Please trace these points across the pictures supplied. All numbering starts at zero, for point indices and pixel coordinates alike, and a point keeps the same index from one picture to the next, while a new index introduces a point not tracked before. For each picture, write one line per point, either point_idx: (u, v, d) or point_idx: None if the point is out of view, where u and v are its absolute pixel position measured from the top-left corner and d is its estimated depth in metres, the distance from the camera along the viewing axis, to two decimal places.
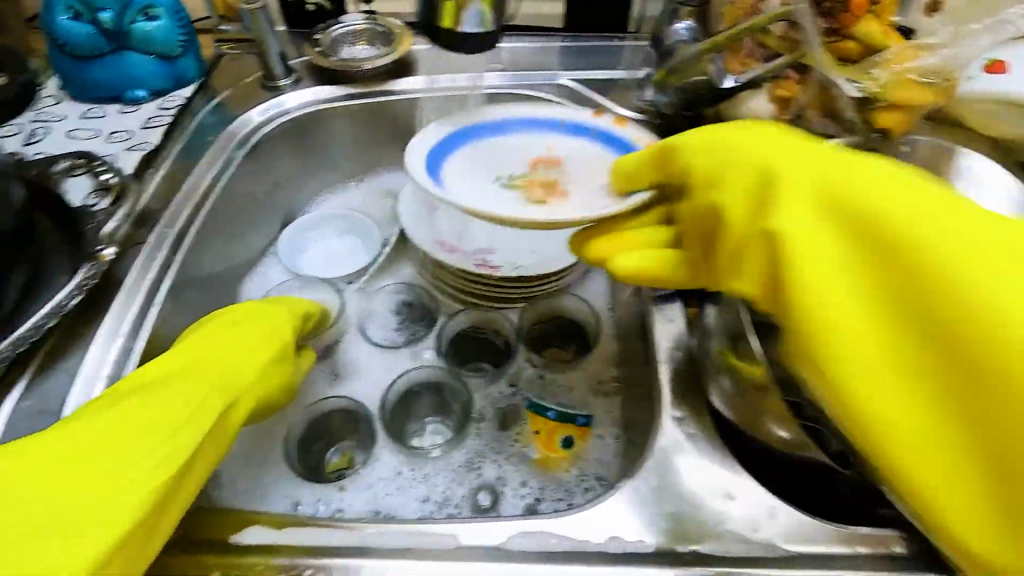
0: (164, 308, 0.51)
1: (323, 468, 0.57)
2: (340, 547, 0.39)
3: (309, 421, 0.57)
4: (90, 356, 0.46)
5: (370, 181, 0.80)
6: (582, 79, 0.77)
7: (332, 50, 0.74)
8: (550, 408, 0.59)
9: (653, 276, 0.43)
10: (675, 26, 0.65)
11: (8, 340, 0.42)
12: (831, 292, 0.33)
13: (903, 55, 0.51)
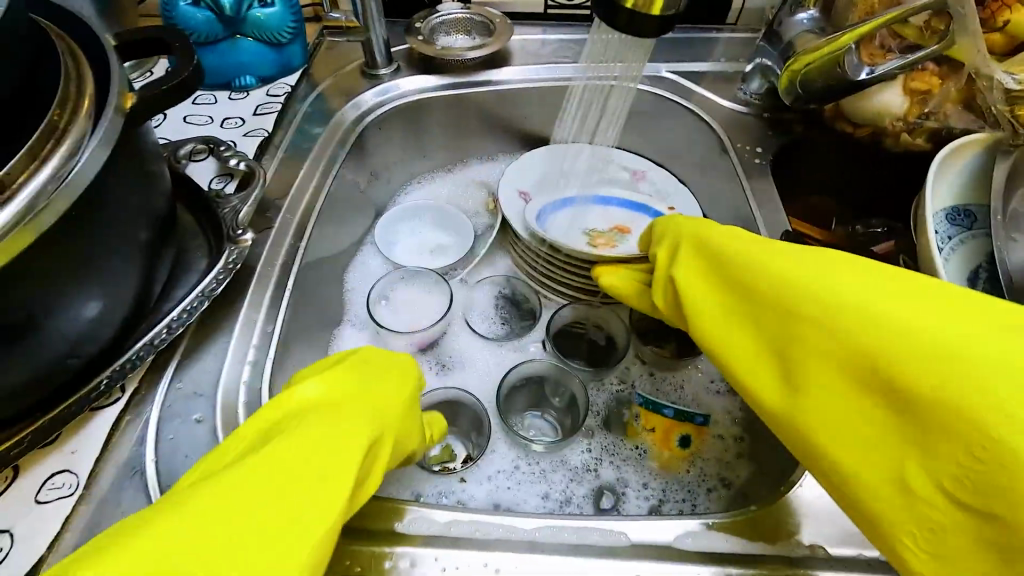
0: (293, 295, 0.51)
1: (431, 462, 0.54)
2: (508, 542, 0.38)
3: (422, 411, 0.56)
4: (234, 339, 0.46)
5: (460, 173, 0.79)
6: (682, 72, 0.76)
7: (431, 40, 0.74)
8: (666, 406, 0.57)
9: (625, 298, 0.53)
10: (798, 15, 0.63)
11: (164, 323, 0.42)
12: (721, 318, 0.44)
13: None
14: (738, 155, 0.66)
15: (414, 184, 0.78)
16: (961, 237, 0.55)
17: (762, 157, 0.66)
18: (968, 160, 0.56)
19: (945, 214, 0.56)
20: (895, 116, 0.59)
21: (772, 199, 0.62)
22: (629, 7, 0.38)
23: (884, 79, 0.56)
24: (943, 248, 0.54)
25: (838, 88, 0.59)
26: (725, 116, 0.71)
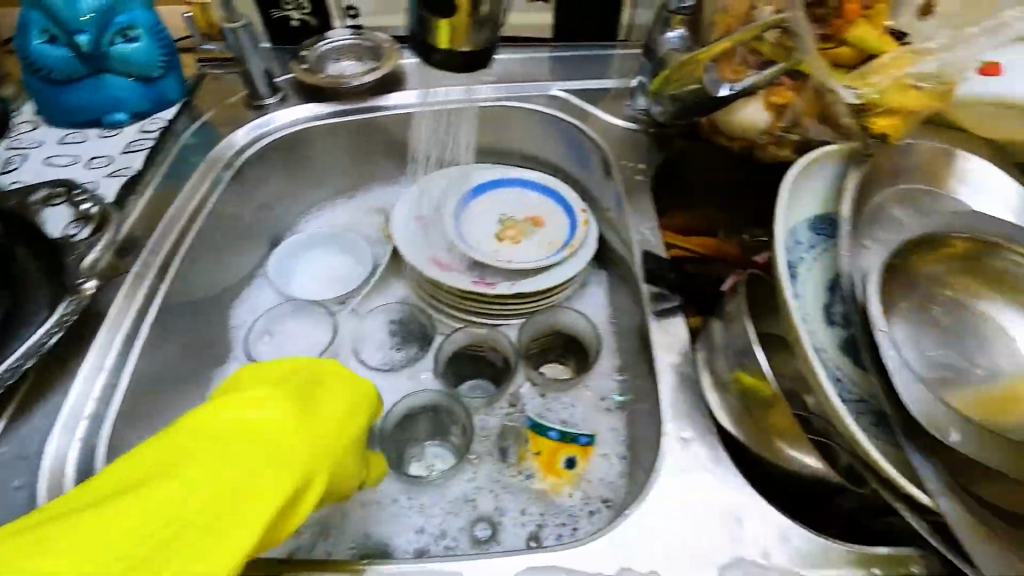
0: (147, 341, 0.50)
1: None
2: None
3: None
4: (74, 394, 0.45)
5: (360, 198, 0.78)
6: (574, 89, 0.77)
7: (319, 67, 0.73)
8: (552, 428, 0.57)
9: None
10: (668, 35, 0.64)
11: None
12: None
13: (900, 60, 0.51)
14: (621, 172, 0.67)
15: (313, 213, 0.76)
16: (824, 248, 0.56)
17: (643, 173, 0.66)
18: (830, 168, 0.57)
19: (812, 223, 0.57)
20: (761, 129, 0.60)
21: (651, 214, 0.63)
22: None
23: (745, 94, 0.58)
24: (806, 258, 0.55)
25: (701, 105, 0.60)
26: (613, 133, 0.72)
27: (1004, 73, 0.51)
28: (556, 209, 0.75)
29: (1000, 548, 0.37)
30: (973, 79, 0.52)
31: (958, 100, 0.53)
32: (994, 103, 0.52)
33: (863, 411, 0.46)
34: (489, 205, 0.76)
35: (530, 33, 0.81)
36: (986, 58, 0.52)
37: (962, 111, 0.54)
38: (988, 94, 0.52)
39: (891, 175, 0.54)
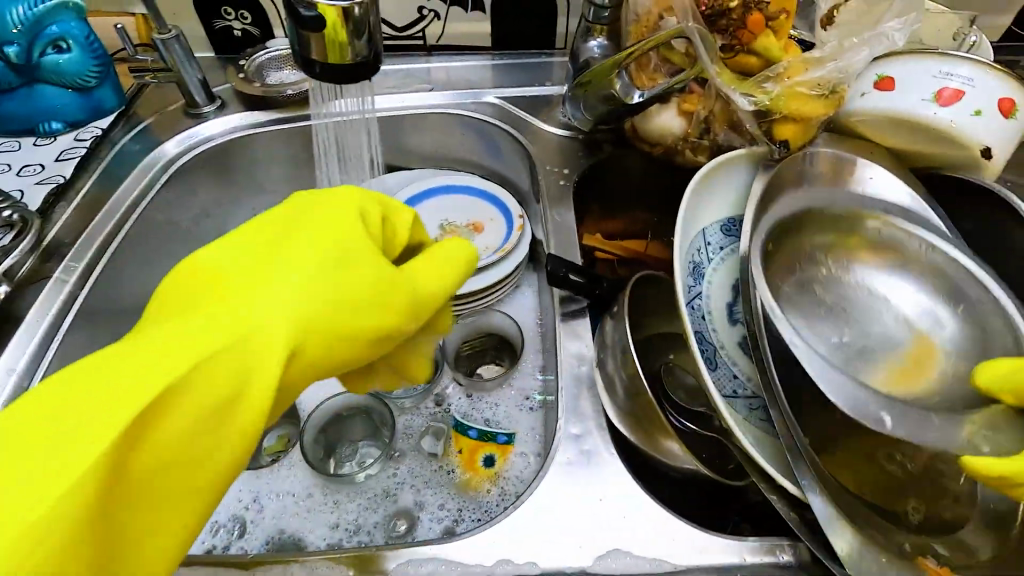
0: (64, 344, 0.52)
1: (260, 453, 0.59)
2: None
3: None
4: None
5: None
6: (509, 96, 0.80)
7: (258, 76, 0.75)
8: (471, 427, 0.60)
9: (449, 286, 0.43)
10: (588, 44, 0.65)
11: None
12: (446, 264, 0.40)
13: (793, 69, 0.53)
14: (547, 177, 0.69)
15: (258, 219, 0.78)
16: (733, 249, 0.58)
17: (568, 178, 0.68)
18: (738, 174, 0.59)
19: (722, 225, 0.59)
20: (677, 135, 0.62)
21: (572, 218, 0.64)
22: (320, 60, 0.39)
23: (655, 101, 0.60)
24: (715, 257, 0.57)
25: (617, 111, 0.63)
26: (544, 139, 0.74)
27: (895, 87, 0.54)
28: (497, 217, 0.75)
29: (856, 535, 0.39)
30: (870, 93, 0.55)
31: (855, 112, 0.56)
32: (885, 115, 0.54)
33: (753, 406, 0.47)
34: (432, 211, 0.78)
35: (470, 42, 0.83)
36: (882, 72, 0.55)
37: (860, 124, 0.57)
38: (877, 108, 0.54)
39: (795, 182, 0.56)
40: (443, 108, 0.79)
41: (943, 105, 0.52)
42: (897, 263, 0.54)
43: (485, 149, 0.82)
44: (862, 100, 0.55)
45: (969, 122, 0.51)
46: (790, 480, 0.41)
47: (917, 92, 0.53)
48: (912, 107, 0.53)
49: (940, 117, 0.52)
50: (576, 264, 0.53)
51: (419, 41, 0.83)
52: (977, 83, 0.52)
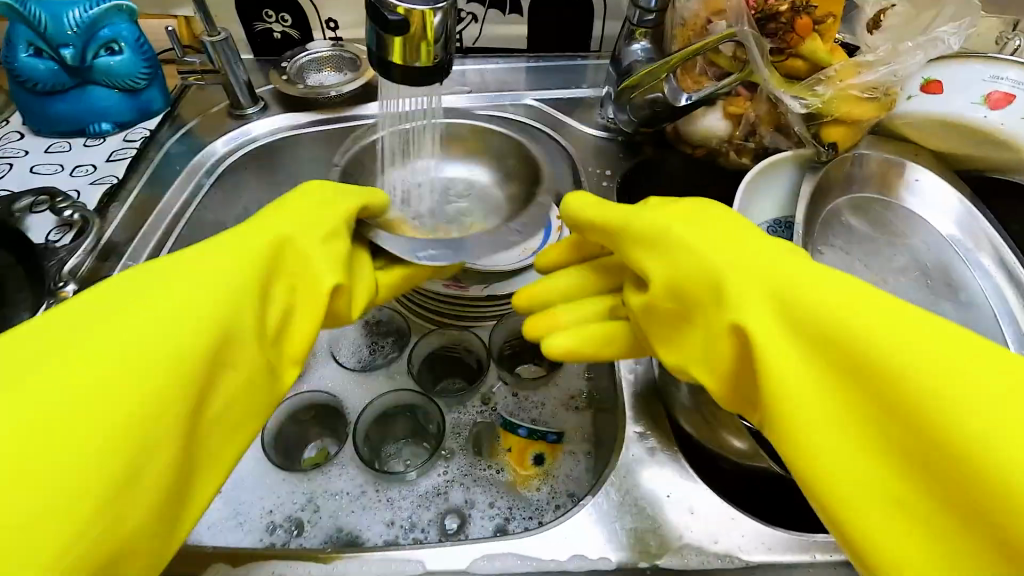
0: None
1: (300, 463, 0.60)
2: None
3: (283, 427, 0.60)
4: None
5: None
6: (545, 99, 0.81)
7: (299, 78, 0.76)
8: (521, 426, 0.59)
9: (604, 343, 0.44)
10: (632, 47, 0.66)
11: None
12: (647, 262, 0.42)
13: (847, 71, 0.54)
14: (588, 178, 0.69)
15: None
16: None
17: (611, 179, 0.69)
18: (785, 176, 0.60)
19: (769, 225, 0.59)
20: (722, 137, 0.63)
21: None
22: (397, 62, 0.40)
23: (702, 104, 0.60)
24: None
25: (662, 114, 0.63)
26: (585, 141, 0.75)
27: (943, 91, 0.55)
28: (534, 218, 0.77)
29: None
30: (916, 96, 0.56)
31: (900, 116, 0.57)
32: (932, 119, 0.55)
33: None
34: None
35: (505, 44, 0.84)
36: (929, 76, 0.56)
37: (904, 127, 0.58)
38: (923, 112, 0.55)
39: (843, 183, 0.57)
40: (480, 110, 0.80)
41: (993, 108, 0.53)
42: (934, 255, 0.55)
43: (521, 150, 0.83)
44: (908, 104, 0.56)
45: (1020, 125, 0.52)
46: None
47: (967, 96, 0.54)
48: (962, 110, 0.54)
49: (989, 120, 0.53)
50: None
51: (455, 43, 0.83)
52: None
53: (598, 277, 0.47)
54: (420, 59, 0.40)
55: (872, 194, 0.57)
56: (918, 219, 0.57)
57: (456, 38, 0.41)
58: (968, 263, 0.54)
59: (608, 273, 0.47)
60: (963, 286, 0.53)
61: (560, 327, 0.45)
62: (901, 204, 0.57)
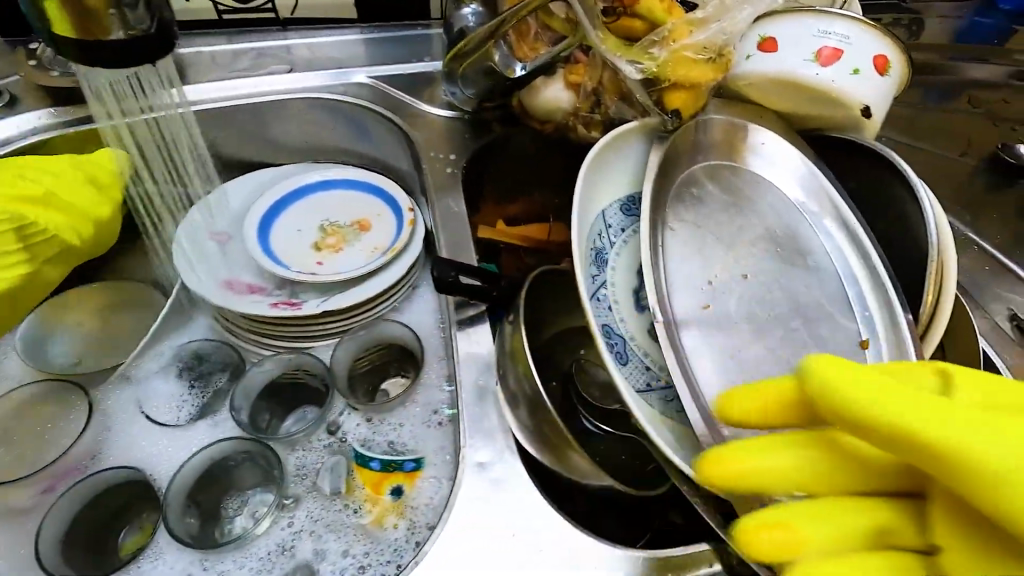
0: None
1: (119, 555, 0.49)
2: None
3: (84, 508, 0.48)
4: None
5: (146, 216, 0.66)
6: (382, 74, 0.71)
7: (60, 63, 0.61)
8: (373, 458, 0.52)
9: None
10: (461, 11, 0.58)
11: None
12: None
13: (679, 32, 0.50)
14: (429, 164, 0.61)
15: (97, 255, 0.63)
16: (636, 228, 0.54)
17: (455, 164, 0.61)
18: (635, 149, 0.55)
19: (621, 204, 0.55)
20: (566, 110, 0.57)
21: (461, 206, 0.58)
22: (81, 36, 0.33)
23: (540, 73, 0.55)
24: (616, 241, 0.53)
25: (500, 87, 0.57)
26: (428, 121, 0.66)
27: (779, 49, 0.52)
28: (386, 212, 0.68)
29: None
30: (755, 55, 0.53)
31: (740, 77, 0.54)
32: (770, 79, 0.52)
33: (668, 396, 0.45)
34: (308, 211, 0.69)
35: (331, 12, 0.73)
36: (764, 33, 0.53)
37: (748, 87, 0.55)
38: (761, 72, 0.52)
39: (689, 152, 0.53)
40: (307, 91, 0.69)
41: (824, 65, 0.51)
42: (785, 221, 0.53)
43: (364, 137, 0.73)
44: (748, 63, 0.53)
45: (846, 82, 0.51)
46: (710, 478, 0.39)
47: (799, 53, 0.51)
48: (798, 68, 0.51)
49: (821, 77, 0.51)
50: (466, 265, 0.46)
51: (269, 14, 0.71)
52: (854, 40, 0.51)
53: (848, 469, 0.32)
54: (110, 33, 0.33)
55: (716, 160, 0.54)
56: (763, 182, 0.54)
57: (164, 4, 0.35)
58: (811, 224, 0.52)
59: (884, 467, 0.32)
60: (808, 250, 0.51)
61: (806, 549, 0.30)
62: (745, 168, 0.55)
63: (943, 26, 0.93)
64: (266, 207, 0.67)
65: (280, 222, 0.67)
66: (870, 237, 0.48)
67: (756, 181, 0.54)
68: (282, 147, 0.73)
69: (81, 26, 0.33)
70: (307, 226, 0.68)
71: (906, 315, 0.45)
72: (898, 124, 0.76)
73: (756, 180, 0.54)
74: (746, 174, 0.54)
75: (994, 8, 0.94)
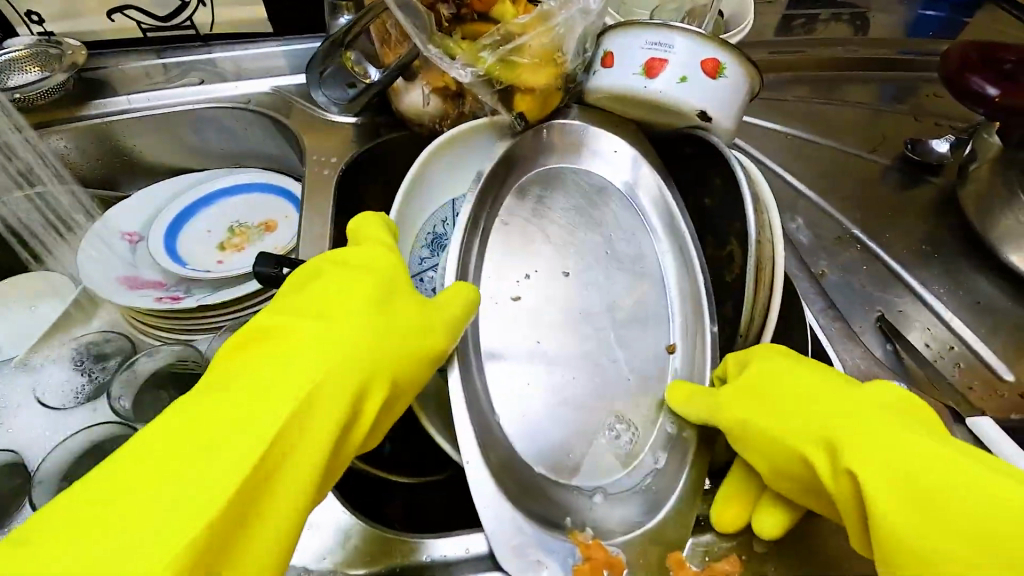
0: None
1: None
2: None
3: None
4: None
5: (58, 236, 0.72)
6: (289, 85, 0.75)
7: None
8: None
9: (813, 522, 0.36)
10: (337, 21, 0.61)
11: None
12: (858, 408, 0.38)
13: (534, 21, 0.51)
14: (308, 168, 0.63)
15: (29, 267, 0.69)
16: None
17: (333, 166, 0.63)
18: (481, 146, 0.56)
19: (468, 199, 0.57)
20: (432, 115, 0.59)
21: (329, 207, 0.60)
22: None
23: (396, 77, 0.57)
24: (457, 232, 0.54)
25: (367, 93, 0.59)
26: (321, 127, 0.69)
27: (615, 64, 0.51)
28: (289, 215, 0.72)
29: (527, 519, 0.36)
30: (598, 70, 0.53)
31: (589, 93, 0.54)
32: (608, 95, 0.52)
33: None
34: (220, 215, 0.74)
35: (247, 28, 0.77)
36: (606, 48, 0.52)
37: (598, 102, 0.54)
38: (601, 88, 0.52)
39: (531, 150, 0.54)
40: (218, 100, 0.74)
41: (652, 77, 0.49)
42: (624, 215, 0.53)
43: (276, 143, 0.77)
44: (592, 79, 0.53)
45: (678, 91, 0.49)
46: (455, 445, 0.41)
47: (629, 67, 0.50)
48: (629, 81, 0.50)
49: (648, 90, 0.50)
50: (288, 259, 0.48)
51: (189, 30, 0.76)
52: (681, 47, 0.49)
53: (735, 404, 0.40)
54: None
55: (556, 162, 0.54)
56: (600, 178, 0.55)
57: None
58: (642, 222, 0.53)
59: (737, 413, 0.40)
60: (639, 255, 0.52)
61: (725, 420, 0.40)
62: (587, 170, 0.55)
63: (891, 19, 0.88)
64: (174, 207, 0.72)
65: (191, 223, 0.72)
66: (691, 248, 0.48)
67: (597, 180, 0.54)
68: (204, 151, 0.79)
69: None
70: (217, 226, 0.72)
71: (711, 328, 0.46)
72: (811, 122, 0.73)
73: (596, 178, 0.54)
74: (589, 172, 0.55)
75: (945, 0, 0.89)
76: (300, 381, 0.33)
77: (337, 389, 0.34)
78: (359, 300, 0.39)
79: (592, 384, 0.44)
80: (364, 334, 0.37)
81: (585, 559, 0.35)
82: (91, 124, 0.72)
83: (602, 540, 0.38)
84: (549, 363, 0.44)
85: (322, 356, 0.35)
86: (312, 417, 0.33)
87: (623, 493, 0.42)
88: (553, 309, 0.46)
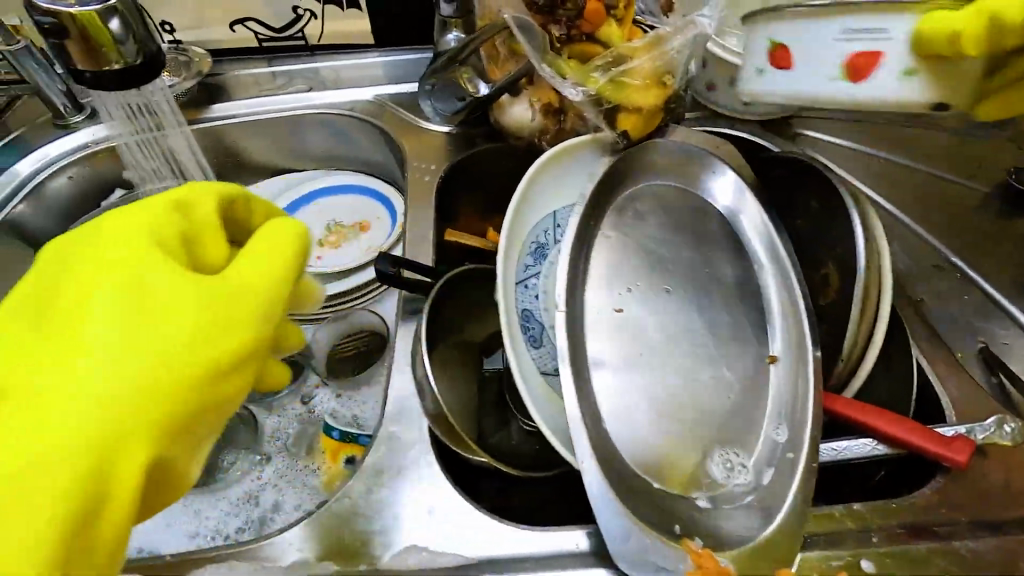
0: None
1: None
2: None
3: None
4: None
5: None
6: (392, 94, 0.80)
7: None
8: (334, 428, 0.58)
9: None
10: (446, 37, 0.65)
11: None
12: None
13: (650, 43, 0.53)
14: (410, 173, 0.67)
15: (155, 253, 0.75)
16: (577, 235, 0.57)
17: (433, 172, 0.67)
18: (584, 159, 0.58)
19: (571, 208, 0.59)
20: (533, 128, 0.62)
21: (431, 212, 0.63)
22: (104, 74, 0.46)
23: (504, 92, 0.60)
24: (558, 240, 0.56)
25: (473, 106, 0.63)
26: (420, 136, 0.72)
27: (794, 64, 0.47)
28: (382, 215, 0.76)
29: (632, 520, 0.38)
30: (770, 67, 0.49)
31: (763, 89, 0.51)
32: (800, 99, 0.48)
33: None
34: (318, 212, 0.78)
35: (350, 40, 0.82)
36: (776, 39, 0.47)
37: (765, 98, 0.52)
38: (782, 91, 0.49)
39: (638, 165, 0.54)
40: (322, 108, 0.79)
41: (861, 79, 0.44)
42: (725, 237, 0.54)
43: (374, 147, 0.81)
44: (762, 78, 0.50)
45: (904, 87, 0.43)
46: (567, 447, 0.43)
47: (828, 52, 0.45)
48: (828, 78, 0.45)
49: (864, 91, 0.45)
50: (405, 261, 0.51)
51: (300, 41, 0.82)
52: (893, 31, 0.42)
53: None
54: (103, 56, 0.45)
55: (660, 181, 0.55)
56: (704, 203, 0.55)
57: (146, 41, 0.47)
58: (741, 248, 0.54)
59: None
60: (737, 274, 0.52)
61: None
62: (690, 192, 0.55)
63: None
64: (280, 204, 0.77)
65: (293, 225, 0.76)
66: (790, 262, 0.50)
67: (698, 206, 0.55)
68: (304, 154, 0.84)
69: (89, 41, 0.44)
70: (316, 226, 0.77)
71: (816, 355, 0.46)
72: (906, 145, 0.71)
73: (697, 203, 0.55)
74: (691, 197, 0.55)
75: None
76: (77, 423, 0.31)
77: (67, 441, 0.31)
78: (149, 304, 0.34)
79: (689, 396, 0.45)
80: (111, 364, 0.33)
81: (696, 566, 0.37)
82: (210, 126, 0.78)
83: (712, 549, 0.39)
84: (651, 373, 0.46)
85: (100, 384, 0.32)
86: (34, 473, 0.30)
87: (726, 505, 0.43)
88: (652, 321, 0.48)
